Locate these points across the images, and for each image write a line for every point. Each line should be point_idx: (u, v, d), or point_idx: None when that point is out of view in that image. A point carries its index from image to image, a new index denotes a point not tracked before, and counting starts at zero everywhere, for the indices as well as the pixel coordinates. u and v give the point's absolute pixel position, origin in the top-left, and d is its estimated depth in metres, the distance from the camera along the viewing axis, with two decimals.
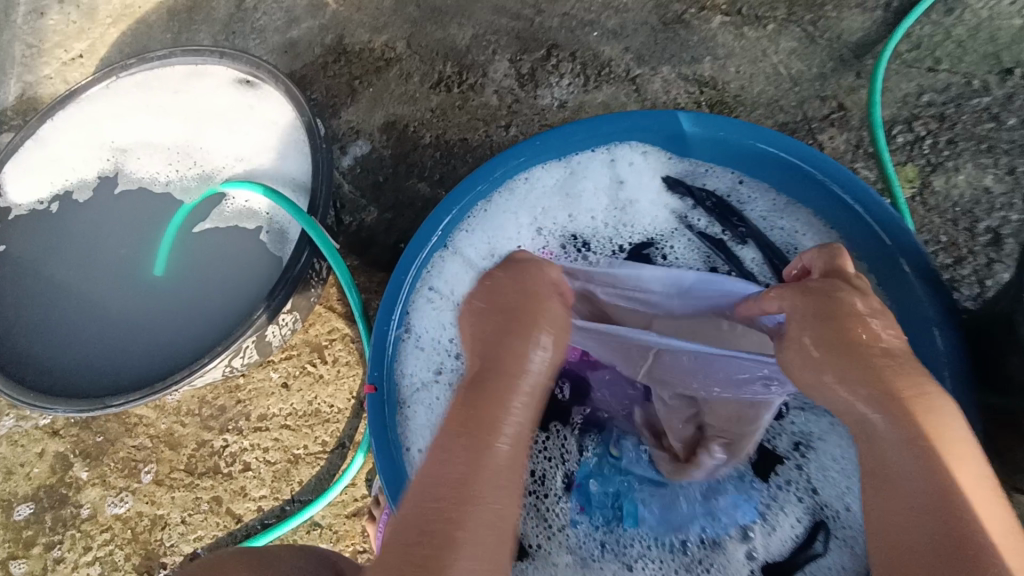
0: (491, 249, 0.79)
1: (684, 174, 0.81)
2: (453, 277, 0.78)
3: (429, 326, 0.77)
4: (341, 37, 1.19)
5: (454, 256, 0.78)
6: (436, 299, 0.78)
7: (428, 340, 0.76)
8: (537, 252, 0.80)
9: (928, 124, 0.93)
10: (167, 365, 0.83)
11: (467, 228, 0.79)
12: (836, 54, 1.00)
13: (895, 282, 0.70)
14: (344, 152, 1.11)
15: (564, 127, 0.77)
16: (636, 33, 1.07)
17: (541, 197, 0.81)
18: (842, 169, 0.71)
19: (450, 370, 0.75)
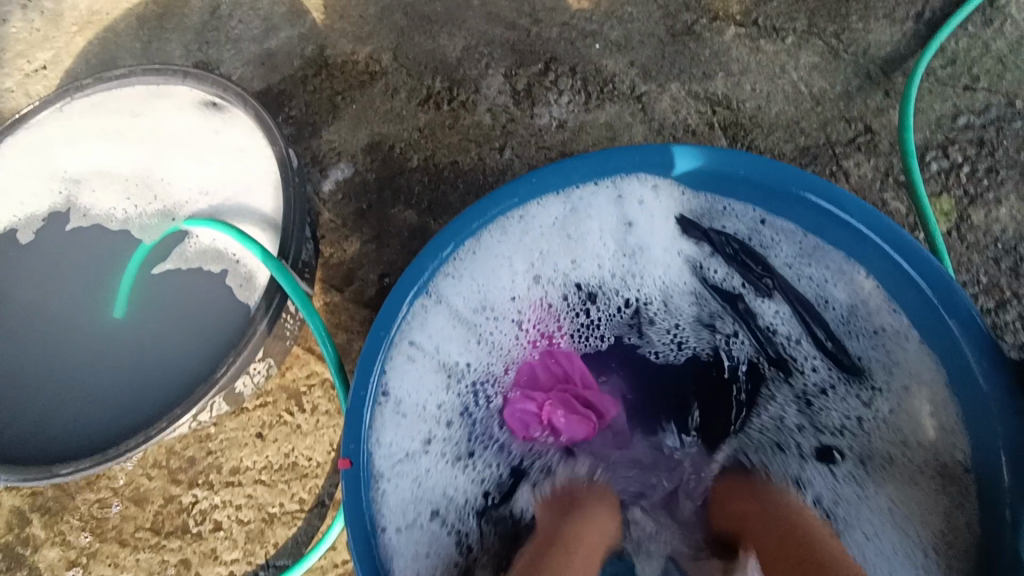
0: (481, 301, 0.71)
1: (698, 213, 0.72)
2: (439, 329, 0.69)
3: (412, 386, 0.67)
4: (322, 48, 1.10)
5: (439, 306, 0.69)
6: (419, 357, 0.68)
7: (410, 402, 0.67)
8: (533, 304, 0.72)
9: (966, 150, 0.84)
10: (124, 425, 0.75)
11: (455, 274, 0.69)
12: (862, 70, 0.91)
13: (943, 342, 0.63)
14: (324, 175, 1.02)
15: (563, 161, 0.68)
16: (642, 46, 0.98)
17: (539, 238, 0.71)
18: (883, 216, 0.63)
19: (439, 441, 0.68)
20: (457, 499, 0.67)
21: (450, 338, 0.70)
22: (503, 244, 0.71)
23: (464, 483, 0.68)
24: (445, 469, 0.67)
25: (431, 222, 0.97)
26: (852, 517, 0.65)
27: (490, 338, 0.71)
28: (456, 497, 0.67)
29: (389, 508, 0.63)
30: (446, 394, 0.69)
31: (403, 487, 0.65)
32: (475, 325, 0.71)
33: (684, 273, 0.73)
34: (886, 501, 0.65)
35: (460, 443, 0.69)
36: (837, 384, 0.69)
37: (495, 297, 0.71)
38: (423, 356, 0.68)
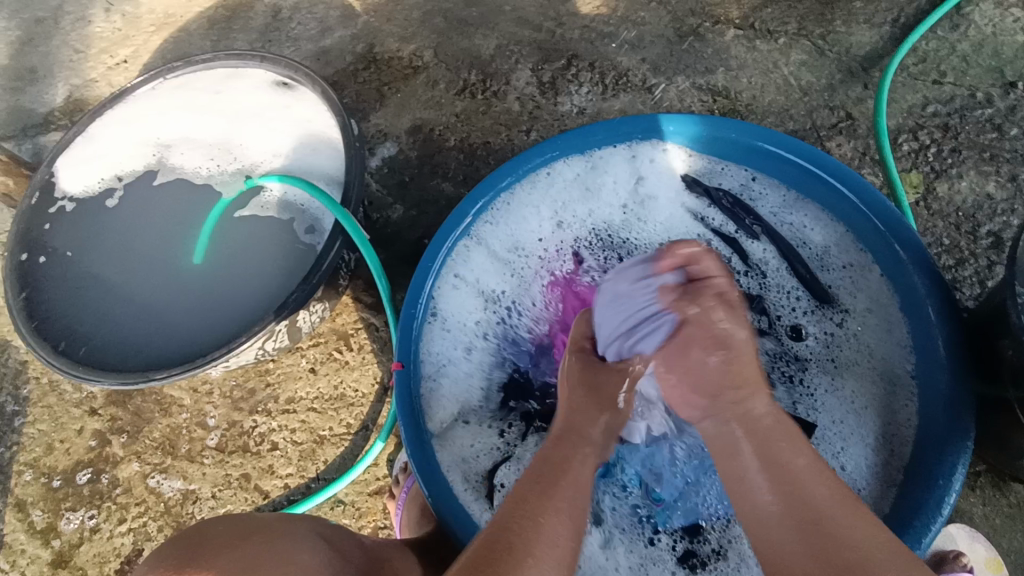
0: (512, 240, 0.83)
1: (697, 172, 0.84)
2: (478, 263, 0.82)
3: (456, 308, 0.80)
4: (372, 46, 1.26)
5: (478, 245, 0.82)
6: (460, 285, 0.81)
7: (454, 321, 0.80)
8: (554, 242, 0.84)
9: (933, 134, 0.97)
10: (205, 345, 0.89)
11: (491, 218, 0.83)
12: (845, 66, 1.05)
13: (899, 273, 0.74)
14: (372, 153, 1.17)
15: (583, 126, 0.81)
16: (653, 46, 1.13)
17: (562, 190, 0.84)
18: (848, 171, 0.75)
19: (476, 351, 0.80)
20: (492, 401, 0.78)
21: (489, 269, 0.82)
22: (534, 195, 0.84)
23: (500, 390, 0.79)
24: (484, 376, 0.79)
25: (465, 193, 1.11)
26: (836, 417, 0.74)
27: (523, 270, 0.83)
28: (491, 400, 0.78)
29: (437, 407, 0.76)
30: (485, 315, 0.81)
31: (446, 387, 0.78)
32: (510, 259, 0.83)
33: (686, 220, 0.83)
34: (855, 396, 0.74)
35: (495, 357, 0.80)
36: (816, 311, 0.78)
37: (526, 238, 0.83)
38: (466, 284, 0.81)
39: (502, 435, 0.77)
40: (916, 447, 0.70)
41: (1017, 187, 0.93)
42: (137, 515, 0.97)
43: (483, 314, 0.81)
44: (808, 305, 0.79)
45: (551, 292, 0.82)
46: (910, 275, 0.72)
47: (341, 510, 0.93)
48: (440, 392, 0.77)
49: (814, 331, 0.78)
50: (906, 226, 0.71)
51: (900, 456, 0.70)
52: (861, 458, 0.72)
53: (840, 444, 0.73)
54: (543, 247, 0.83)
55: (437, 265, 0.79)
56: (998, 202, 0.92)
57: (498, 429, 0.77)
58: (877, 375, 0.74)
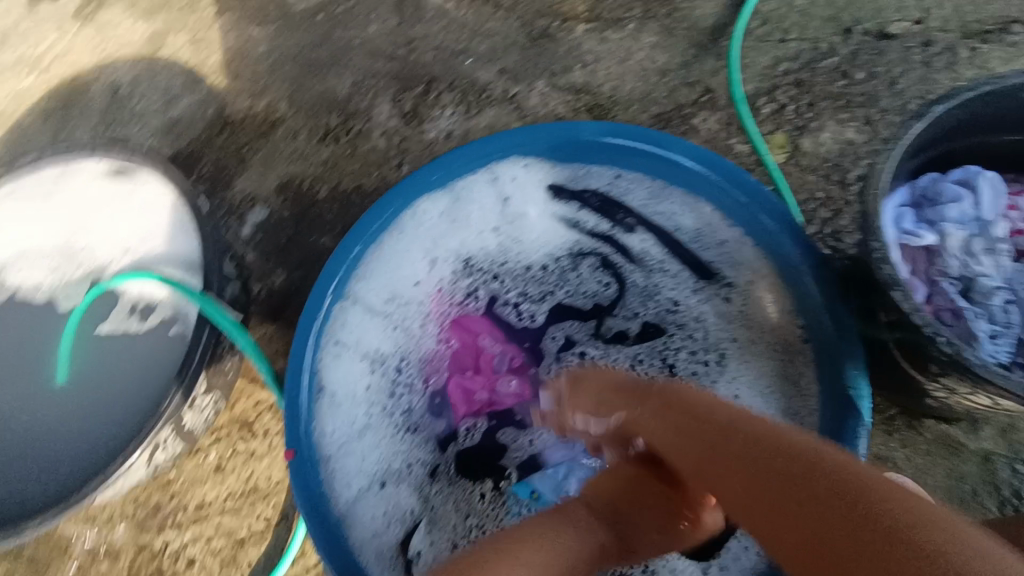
0: (389, 292, 0.78)
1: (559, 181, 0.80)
2: (358, 324, 0.76)
3: (344, 377, 0.74)
4: (223, 108, 1.18)
5: (355, 305, 0.76)
6: (343, 353, 0.75)
7: (345, 393, 0.74)
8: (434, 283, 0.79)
9: (788, 92, 0.98)
10: (81, 475, 0.80)
11: (362, 275, 0.76)
12: (695, 41, 1.05)
13: (771, 242, 0.72)
14: (242, 221, 1.10)
15: (436, 159, 0.75)
16: (508, 54, 1.10)
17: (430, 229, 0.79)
18: (709, 153, 0.72)
19: (376, 417, 0.75)
20: (398, 468, 0.74)
21: (372, 329, 0.77)
22: (403, 242, 0.78)
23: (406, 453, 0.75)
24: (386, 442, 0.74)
25: None
26: (737, 405, 0.75)
27: (407, 323, 0.78)
28: (396, 466, 0.74)
29: (340, 488, 0.70)
30: (377, 378, 0.76)
31: (350, 464, 0.72)
32: (392, 313, 0.78)
33: (560, 231, 0.79)
34: (752, 379, 0.75)
35: (397, 420, 0.76)
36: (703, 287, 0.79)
37: (404, 288, 0.79)
38: (351, 349, 0.75)
39: (415, 501, 0.73)
40: (819, 414, 0.70)
41: (874, 129, 0.95)
42: None
43: (374, 377, 0.76)
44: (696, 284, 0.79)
45: (441, 337, 0.78)
46: (782, 243, 0.70)
47: None
48: (340, 472, 0.71)
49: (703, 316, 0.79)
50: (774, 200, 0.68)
51: (810, 426, 0.70)
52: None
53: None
54: (424, 292, 0.79)
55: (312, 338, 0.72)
56: (859, 146, 0.94)
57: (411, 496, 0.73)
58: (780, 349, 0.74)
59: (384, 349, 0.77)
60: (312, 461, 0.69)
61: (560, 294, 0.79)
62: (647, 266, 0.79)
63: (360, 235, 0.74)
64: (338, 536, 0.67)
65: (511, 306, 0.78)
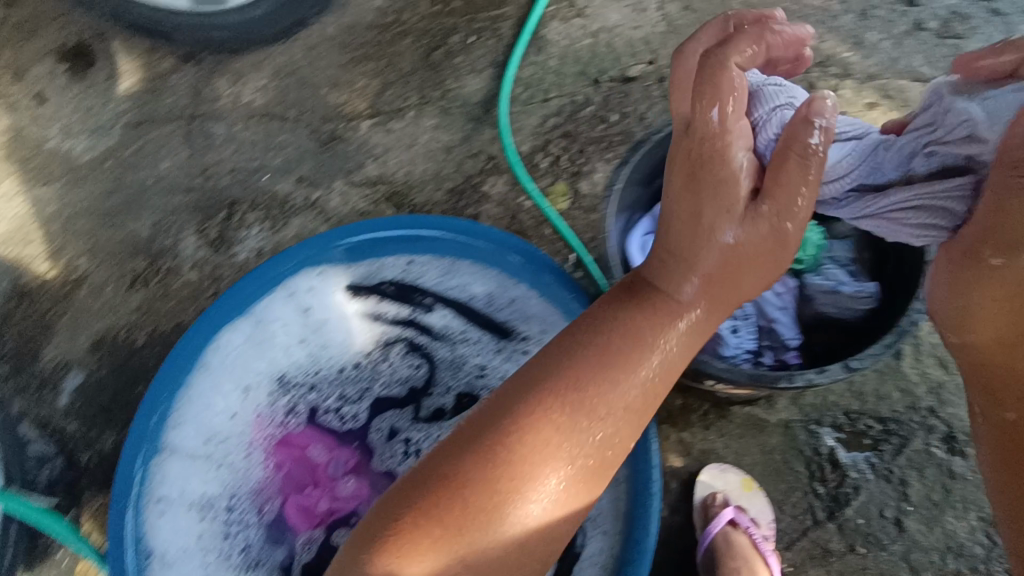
0: (207, 431, 0.77)
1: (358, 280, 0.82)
2: (180, 472, 0.75)
3: (174, 530, 0.73)
4: (16, 278, 1.12)
5: (173, 456, 0.75)
6: (169, 509, 0.74)
7: (177, 545, 0.73)
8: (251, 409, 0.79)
9: (559, 145, 1.09)
10: None
11: (174, 424, 0.75)
12: (470, 115, 1.14)
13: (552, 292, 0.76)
14: (57, 391, 1.04)
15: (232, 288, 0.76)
16: (302, 163, 1.14)
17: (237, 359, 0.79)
18: (475, 225, 0.76)
19: (216, 562, 0.74)
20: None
21: (196, 472, 0.76)
22: (215, 375, 0.78)
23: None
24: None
25: None
26: None
27: (230, 456, 0.77)
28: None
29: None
30: (211, 519, 0.75)
31: None
32: (213, 450, 0.77)
33: (365, 326, 0.83)
34: None
35: (240, 558, 0.74)
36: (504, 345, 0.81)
37: (221, 422, 0.78)
38: (176, 500, 0.74)
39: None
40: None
41: None
42: None
43: (207, 521, 0.75)
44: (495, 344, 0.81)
45: (268, 461, 0.77)
46: (559, 293, 0.75)
47: None
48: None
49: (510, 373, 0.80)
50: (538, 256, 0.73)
51: None
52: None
53: None
54: (243, 422, 0.79)
55: (132, 503, 0.71)
56: None
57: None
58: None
59: (213, 488, 0.76)
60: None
61: (378, 386, 0.81)
62: (450, 339, 0.83)
63: (165, 383, 0.74)
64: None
65: (334, 413, 0.80)
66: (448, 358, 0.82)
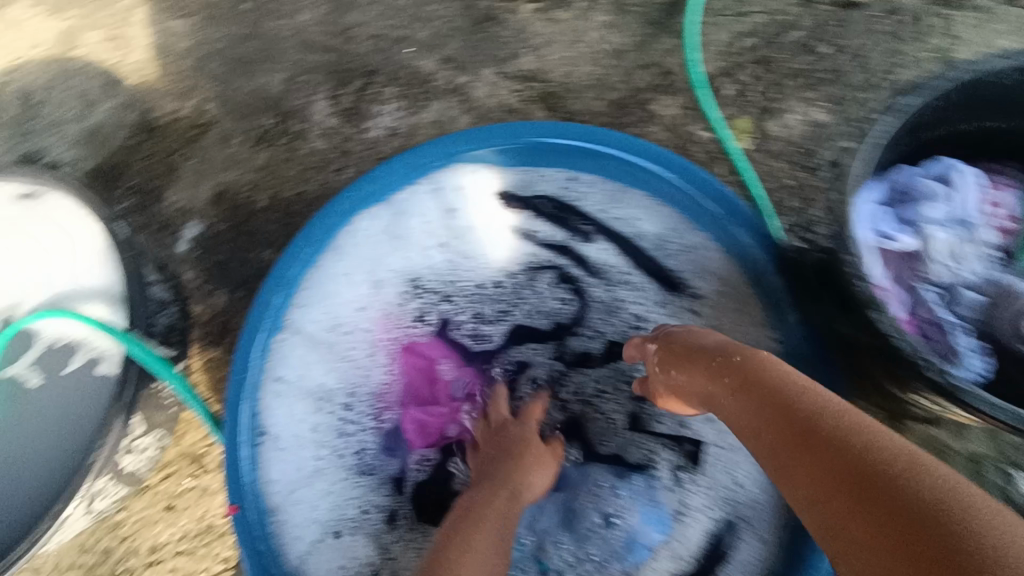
0: (330, 319, 0.74)
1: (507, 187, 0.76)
2: (298, 356, 0.72)
3: (286, 416, 0.71)
4: (146, 112, 1.08)
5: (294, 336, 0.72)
6: (285, 390, 0.71)
7: (290, 433, 0.71)
8: (379, 306, 0.75)
9: (751, 71, 0.92)
10: (9, 537, 0.73)
11: (300, 304, 0.72)
12: (649, 17, 0.97)
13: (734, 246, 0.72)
14: (176, 237, 1.02)
15: (391, 164, 0.71)
16: (451, 40, 1.02)
17: (370, 247, 0.74)
18: (662, 153, 0.69)
19: (325, 456, 0.72)
20: (351, 516, 0.70)
21: (314, 362, 0.73)
22: (346, 258, 0.74)
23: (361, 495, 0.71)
24: (336, 483, 0.71)
25: None
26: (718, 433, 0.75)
27: (352, 352, 0.74)
28: (350, 515, 0.70)
29: (291, 537, 0.68)
30: (323, 413, 0.72)
31: (298, 513, 0.69)
32: (334, 342, 0.74)
33: (514, 242, 0.77)
34: None
35: (348, 457, 0.72)
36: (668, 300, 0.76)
37: (346, 315, 0.74)
38: (293, 386, 0.72)
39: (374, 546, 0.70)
40: None
41: (843, 108, 0.90)
42: None
43: (320, 416, 0.72)
44: (661, 297, 0.76)
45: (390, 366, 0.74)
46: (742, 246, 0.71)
47: None
48: (290, 519, 0.69)
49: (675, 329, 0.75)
50: (742, 211, 0.68)
51: None
52: (752, 469, 0.74)
53: (727, 458, 0.75)
54: (368, 317, 0.75)
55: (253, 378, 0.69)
56: (829, 127, 0.89)
57: (370, 546, 0.70)
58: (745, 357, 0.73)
59: (328, 382, 0.73)
60: (258, 510, 0.67)
61: (520, 314, 0.77)
62: (599, 276, 0.77)
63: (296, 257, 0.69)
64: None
65: (467, 329, 0.76)
66: (597, 298, 0.77)
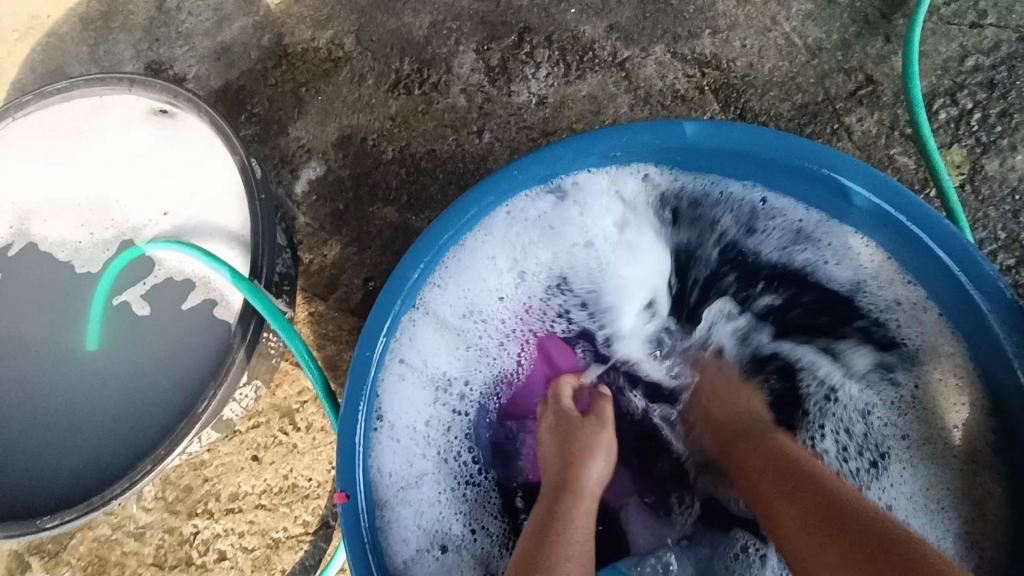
0: (466, 306, 0.71)
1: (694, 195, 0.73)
2: (433, 338, 0.70)
3: (408, 403, 0.68)
4: (280, 36, 1.01)
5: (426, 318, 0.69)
6: (408, 374, 0.69)
7: (407, 422, 0.68)
8: (519, 300, 0.74)
9: (976, 95, 0.79)
10: (105, 468, 0.70)
11: (438, 284, 0.69)
12: (859, 15, 0.85)
13: (956, 302, 0.64)
14: (295, 176, 0.95)
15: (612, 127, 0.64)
16: (622, 7, 0.91)
17: (520, 233, 0.71)
18: (888, 180, 0.62)
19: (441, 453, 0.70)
20: (459, 530, 0.68)
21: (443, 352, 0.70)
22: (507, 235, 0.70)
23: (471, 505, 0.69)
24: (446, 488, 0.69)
25: (412, 218, 0.91)
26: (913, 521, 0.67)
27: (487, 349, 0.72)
28: (458, 526, 0.68)
29: (393, 532, 0.65)
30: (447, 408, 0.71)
31: (405, 513, 0.66)
32: (469, 335, 0.72)
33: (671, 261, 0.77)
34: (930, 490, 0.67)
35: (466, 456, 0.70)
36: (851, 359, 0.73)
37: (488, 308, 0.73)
38: (420, 375, 0.69)
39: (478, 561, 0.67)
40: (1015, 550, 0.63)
41: None
42: None
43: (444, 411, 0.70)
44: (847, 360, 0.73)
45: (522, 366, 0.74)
46: (970, 302, 0.62)
47: None
48: (396, 514, 0.66)
49: (871, 406, 0.71)
50: (988, 271, 0.60)
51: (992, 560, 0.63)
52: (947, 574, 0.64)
53: None
54: (507, 310, 0.73)
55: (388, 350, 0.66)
56: None
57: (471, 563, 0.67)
58: (915, 431, 0.69)
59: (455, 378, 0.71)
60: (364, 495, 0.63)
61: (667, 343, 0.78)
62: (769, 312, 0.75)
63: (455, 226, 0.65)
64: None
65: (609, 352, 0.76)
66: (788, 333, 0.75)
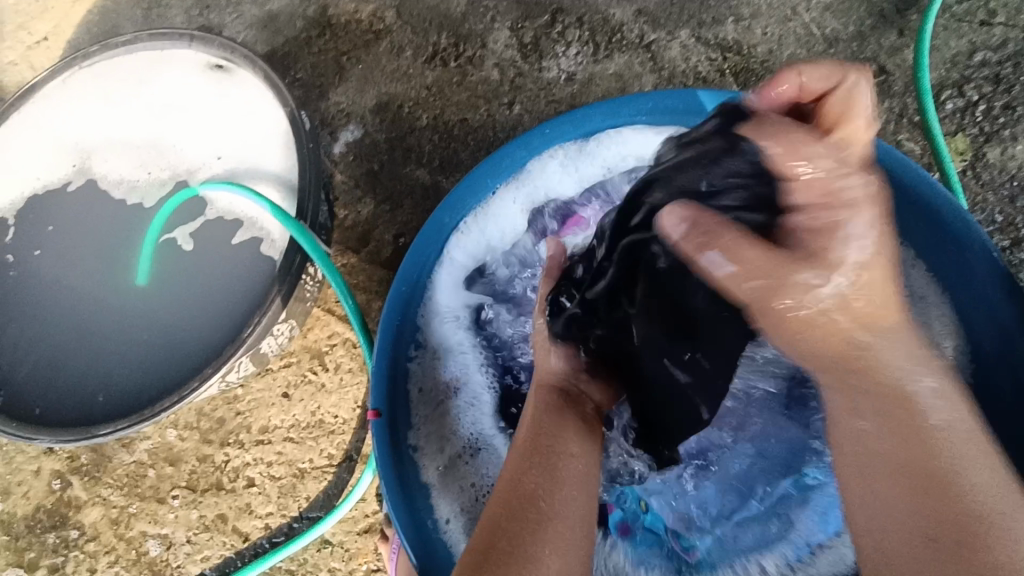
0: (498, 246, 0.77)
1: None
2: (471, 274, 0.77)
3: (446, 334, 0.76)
4: (325, 7, 1.05)
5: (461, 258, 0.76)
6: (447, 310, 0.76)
7: (443, 349, 0.76)
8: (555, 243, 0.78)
9: (982, 88, 0.83)
10: (153, 388, 0.76)
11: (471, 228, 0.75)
12: (876, 9, 0.90)
13: (953, 261, 0.69)
14: (334, 138, 1.00)
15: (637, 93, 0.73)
16: None
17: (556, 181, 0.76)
18: (889, 149, 0.68)
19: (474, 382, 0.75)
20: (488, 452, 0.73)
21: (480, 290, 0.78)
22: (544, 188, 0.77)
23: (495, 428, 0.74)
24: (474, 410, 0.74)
25: (443, 180, 0.97)
26: None
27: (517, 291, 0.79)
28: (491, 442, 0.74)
29: (427, 445, 0.73)
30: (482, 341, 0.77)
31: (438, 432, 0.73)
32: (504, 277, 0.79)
33: None
34: None
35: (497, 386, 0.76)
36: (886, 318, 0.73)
37: (522, 254, 0.79)
38: (453, 309, 0.77)
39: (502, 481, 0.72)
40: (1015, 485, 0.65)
41: None
42: (108, 565, 0.89)
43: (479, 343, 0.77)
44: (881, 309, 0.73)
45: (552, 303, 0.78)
46: (966, 261, 0.67)
47: (329, 551, 0.85)
48: (430, 428, 0.73)
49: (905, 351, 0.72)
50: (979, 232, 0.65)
51: None
52: None
53: None
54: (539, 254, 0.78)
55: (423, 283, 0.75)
56: None
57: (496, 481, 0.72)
58: None
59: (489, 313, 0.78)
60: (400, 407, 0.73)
61: None
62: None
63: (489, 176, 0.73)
64: (410, 491, 0.70)
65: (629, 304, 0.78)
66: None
